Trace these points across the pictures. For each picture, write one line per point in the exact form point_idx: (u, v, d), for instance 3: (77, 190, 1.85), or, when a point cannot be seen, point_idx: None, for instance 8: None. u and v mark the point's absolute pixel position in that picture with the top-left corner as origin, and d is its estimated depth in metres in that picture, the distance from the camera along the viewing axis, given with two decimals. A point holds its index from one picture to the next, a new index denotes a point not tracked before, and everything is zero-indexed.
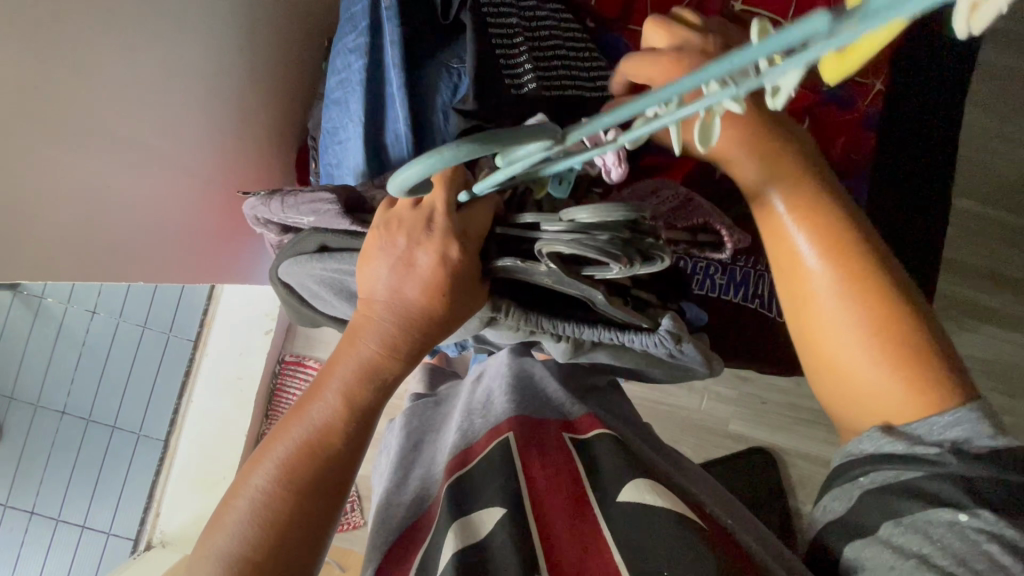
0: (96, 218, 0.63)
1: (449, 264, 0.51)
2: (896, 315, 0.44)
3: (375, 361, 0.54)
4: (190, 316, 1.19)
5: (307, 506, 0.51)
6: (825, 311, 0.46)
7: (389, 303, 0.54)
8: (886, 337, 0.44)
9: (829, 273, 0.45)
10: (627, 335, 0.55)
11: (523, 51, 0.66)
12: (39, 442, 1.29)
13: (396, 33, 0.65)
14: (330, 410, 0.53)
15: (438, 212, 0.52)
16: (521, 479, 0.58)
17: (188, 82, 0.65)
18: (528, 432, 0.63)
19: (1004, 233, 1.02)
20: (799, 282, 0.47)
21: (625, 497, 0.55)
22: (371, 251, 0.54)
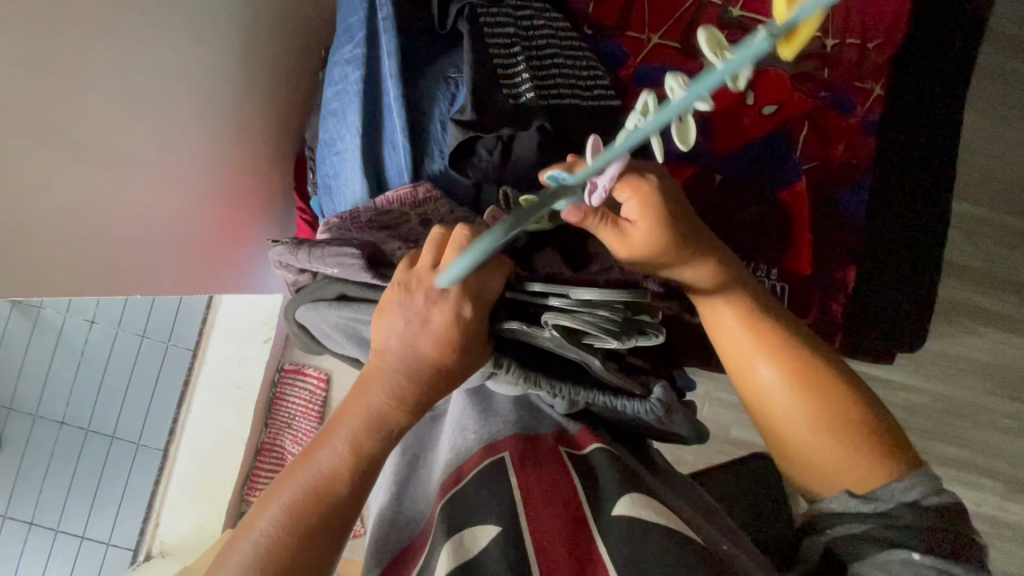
0: (93, 229, 0.62)
1: (462, 326, 0.45)
2: (840, 400, 0.52)
3: (385, 411, 0.46)
4: (189, 325, 1.20)
5: (309, 564, 0.43)
6: (777, 404, 0.53)
7: (401, 355, 0.46)
8: (830, 419, 0.51)
9: (772, 372, 0.53)
10: (620, 401, 0.52)
11: (520, 61, 0.65)
12: (37, 454, 1.28)
13: (393, 43, 0.64)
14: (337, 459, 0.46)
15: (459, 269, 0.45)
16: (513, 493, 0.49)
17: (185, 93, 0.66)
18: (524, 444, 0.53)
19: (965, 251, 1.12)
20: (750, 381, 0.55)
21: (620, 511, 0.47)
22: (385, 304, 0.47)
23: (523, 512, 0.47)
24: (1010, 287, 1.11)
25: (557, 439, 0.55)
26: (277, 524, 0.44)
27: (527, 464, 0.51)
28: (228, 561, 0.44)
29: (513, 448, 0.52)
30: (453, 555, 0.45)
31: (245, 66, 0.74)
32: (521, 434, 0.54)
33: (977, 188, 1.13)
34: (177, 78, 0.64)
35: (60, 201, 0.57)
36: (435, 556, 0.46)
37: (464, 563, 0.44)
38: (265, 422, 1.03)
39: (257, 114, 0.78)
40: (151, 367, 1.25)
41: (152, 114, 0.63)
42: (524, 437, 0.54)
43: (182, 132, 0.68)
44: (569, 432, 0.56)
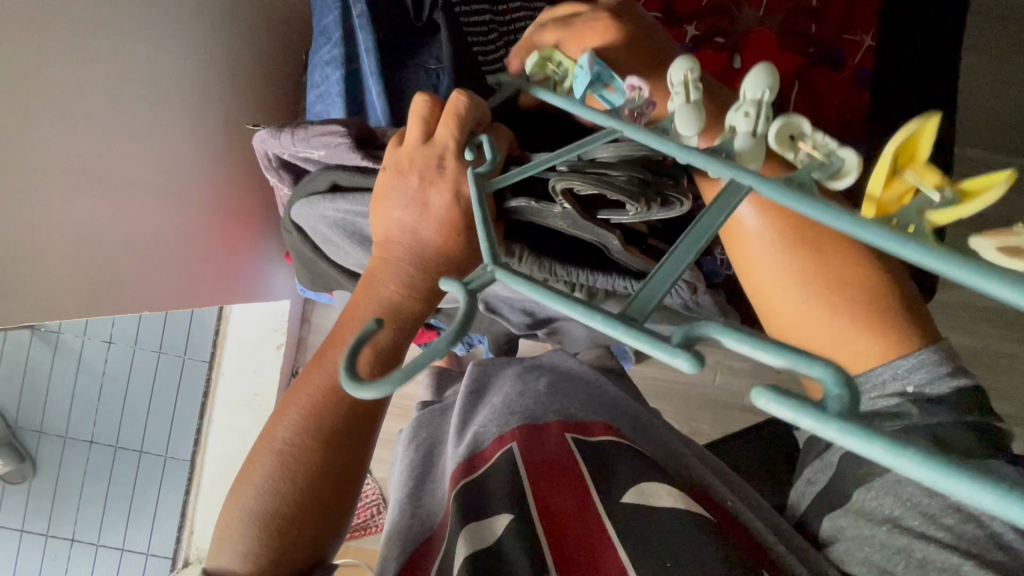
0: (90, 253, 0.63)
1: (462, 203, 0.44)
2: (843, 265, 0.45)
3: (398, 303, 0.45)
4: (203, 337, 1.22)
5: (337, 452, 0.44)
6: (774, 273, 0.46)
7: (405, 243, 0.45)
8: (837, 288, 0.45)
9: (768, 230, 0.46)
10: (642, 284, 0.51)
11: (500, 49, 0.67)
12: (69, 475, 1.31)
13: (370, 41, 0.64)
14: (353, 360, 0.46)
15: (452, 143, 0.43)
16: (523, 484, 0.50)
17: (169, 109, 0.67)
18: (532, 437, 0.53)
19: None
20: (743, 244, 0.47)
21: (630, 498, 0.47)
22: (381, 190, 0.45)
23: (534, 514, 0.48)
24: None
25: (563, 426, 0.54)
26: (295, 433, 0.44)
27: (533, 454, 0.52)
28: (252, 473, 0.44)
29: (519, 439, 0.53)
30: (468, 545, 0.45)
31: (228, 79, 0.74)
32: (527, 425, 0.55)
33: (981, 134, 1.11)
34: (161, 98, 0.65)
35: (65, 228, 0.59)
36: (453, 546, 0.47)
37: (478, 550, 0.45)
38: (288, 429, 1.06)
39: (246, 125, 0.79)
40: (170, 379, 1.27)
41: (142, 135, 0.64)
42: (529, 425, 0.55)
43: (172, 149, 0.69)
44: (573, 418, 0.56)
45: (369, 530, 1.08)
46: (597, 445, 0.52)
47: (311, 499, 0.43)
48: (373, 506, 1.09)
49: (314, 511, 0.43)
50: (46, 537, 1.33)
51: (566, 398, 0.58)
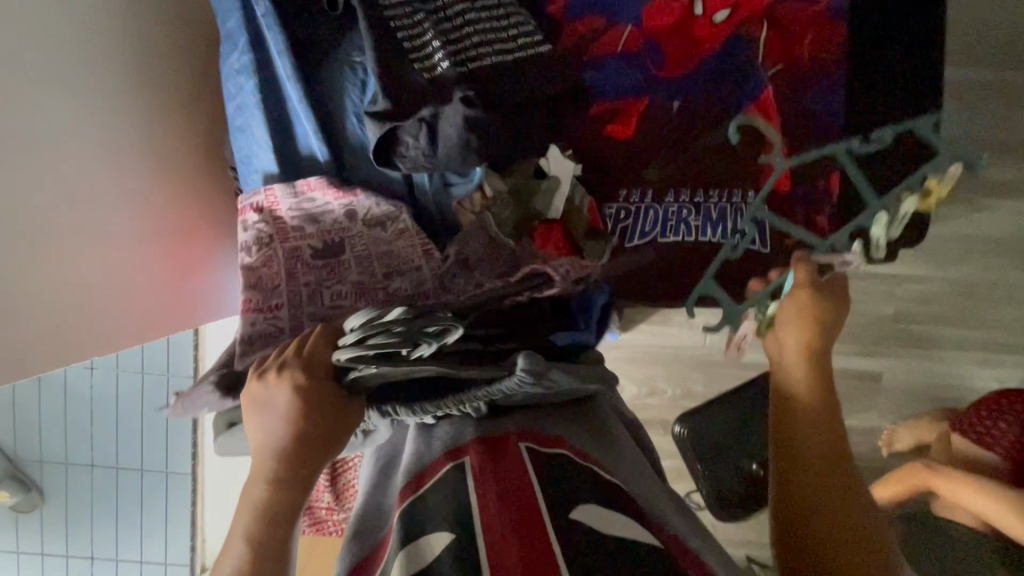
0: (34, 309, 0.57)
1: (305, 393, 0.47)
2: (857, 501, 0.50)
3: (270, 499, 0.44)
4: (184, 353, 1.15)
5: None
6: (814, 456, 0.52)
7: (265, 442, 0.47)
8: (852, 518, 0.49)
9: (818, 426, 0.53)
10: (495, 386, 0.50)
11: (426, 28, 0.63)
12: (76, 500, 1.30)
13: (281, 41, 0.59)
14: (238, 561, 0.41)
15: (289, 355, 0.49)
16: (468, 496, 0.42)
17: (80, 141, 0.62)
18: (488, 446, 0.49)
19: (965, 123, 1.07)
20: (796, 426, 0.53)
21: (580, 514, 0.40)
22: (245, 407, 0.48)
23: (478, 514, 0.39)
24: (1013, 151, 1.07)
25: (520, 436, 0.50)
26: None
27: (487, 469, 0.45)
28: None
29: (473, 451, 0.47)
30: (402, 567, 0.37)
31: (138, 92, 0.68)
32: (481, 437, 0.49)
33: (973, 51, 1.05)
34: (66, 131, 0.61)
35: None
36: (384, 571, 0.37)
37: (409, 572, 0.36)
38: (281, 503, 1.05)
39: (175, 138, 0.74)
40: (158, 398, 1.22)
41: (55, 179, 0.59)
42: (484, 440, 0.49)
43: (94, 184, 0.64)
44: (536, 429, 0.52)
45: None
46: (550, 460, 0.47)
47: None
48: None
49: None
50: (67, 558, 1.32)
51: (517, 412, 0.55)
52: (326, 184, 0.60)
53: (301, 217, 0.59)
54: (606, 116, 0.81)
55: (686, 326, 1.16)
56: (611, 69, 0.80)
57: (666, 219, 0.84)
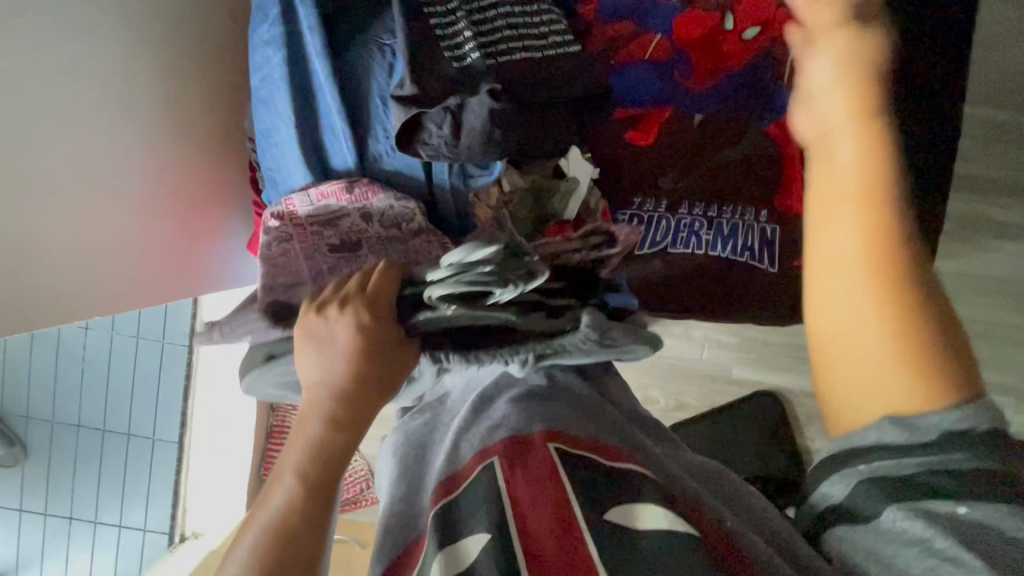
0: (28, 262, 0.58)
1: (364, 333, 0.49)
2: (899, 306, 0.39)
3: (322, 438, 0.47)
4: (180, 321, 1.16)
5: None
6: (846, 262, 0.41)
7: (322, 381, 0.49)
8: (895, 321, 0.39)
9: (857, 253, 0.40)
10: (557, 342, 0.52)
11: (459, 18, 0.63)
12: (61, 459, 1.30)
13: (313, 17, 0.58)
14: (289, 494, 0.45)
15: (353, 292, 0.51)
16: (501, 500, 0.45)
17: (98, 101, 0.62)
18: (516, 447, 0.49)
19: (974, 163, 1.08)
20: (825, 246, 0.42)
21: (612, 515, 0.45)
22: (298, 343, 0.50)
23: (513, 524, 0.44)
24: (1019, 194, 1.08)
25: (549, 437, 0.50)
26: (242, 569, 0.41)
27: (517, 471, 0.47)
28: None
29: (503, 452, 0.49)
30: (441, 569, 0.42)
31: (160, 55, 0.68)
32: (510, 437, 0.50)
33: (986, 93, 1.06)
34: (83, 89, 0.60)
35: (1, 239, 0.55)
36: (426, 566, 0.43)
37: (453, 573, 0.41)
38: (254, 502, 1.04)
39: (195, 106, 0.73)
40: (151, 363, 1.23)
41: (64, 134, 0.59)
42: (517, 440, 0.50)
43: (106, 143, 0.64)
44: (561, 427, 0.51)
45: (357, 504, 1.14)
46: (583, 458, 0.49)
47: None
48: (360, 484, 1.14)
49: None
50: (43, 516, 1.31)
51: (551, 403, 0.54)
52: (342, 188, 0.61)
53: (316, 218, 0.60)
54: (626, 124, 0.81)
55: (685, 339, 1.16)
56: (637, 75, 0.80)
57: (678, 231, 0.83)
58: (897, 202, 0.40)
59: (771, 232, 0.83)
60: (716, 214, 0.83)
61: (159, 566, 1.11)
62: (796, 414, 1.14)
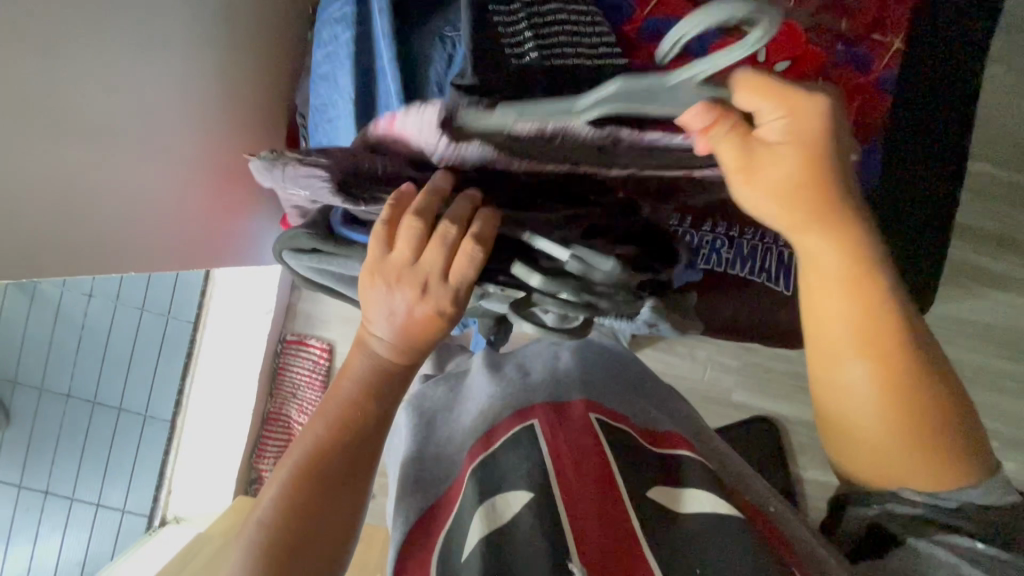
0: (72, 212, 0.58)
1: (443, 316, 0.50)
2: (919, 427, 0.52)
3: (384, 367, 0.52)
4: (188, 297, 1.16)
5: (329, 498, 0.48)
6: (862, 411, 0.53)
7: (392, 336, 0.51)
8: (909, 434, 0.52)
9: (868, 385, 0.52)
10: (600, 311, 0.55)
11: (520, 20, 0.65)
12: (44, 429, 1.27)
13: (384, 1, 0.60)
14: (348, 407, 0.51)
15: (437, 271, 0.49)
16: (544, 458, 0.52)
17: (165, 66, 0.63)
18: (556, 413, 0.57)
19: (974, 214, 1.14)
20: (842, 383, 0.53)
21: (654, 495, 0.52)
22: (370, 292, 0.50)
23: (556, 487, 0.50)
24: (1013, 247, 1.14)
25: (589, 406, 0.58)
26: (303, 467, 0.49)
27: (558, 437, 0.54)
28: (256, 514, 0.48)
29: (542, 416, 0.56)
30: (486, 522, 0.47)
31: (227, 24, 0.70)
32: (552, 403, 0.59)
33: (988, 150, 1.13)
34: (154, 51, 0.61)
35: (61, 189, 0.55)
36: (469, 520, 0.49)
37: (497, 527, 0.47)
38: (247, 485, 1.04)
39: (244, 78, 0.75)
40: (153, 338, 1.21)
41: (131, 94, 0.60)
42: (553, 405, 0.59)
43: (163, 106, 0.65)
44: (601, 402, 0.60)
45: None
46: (619, 429, 0.57)
47: (317, 522, 0.47)
48: None
49: (321, 527, 0.48)
50: (17, 489, 1.27)
51: (575, 375, 0.64)
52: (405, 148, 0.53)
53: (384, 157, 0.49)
54: None
55: (689, 359, 1.19)
56: None
57: (699, 246, 0.85)
58: (900, 339, 0.50)
59: (785, 254, 0.86)
60: (740, 234, 0.85)
61: (136, 550, 1.07)
62: (791, 441, 1.17)
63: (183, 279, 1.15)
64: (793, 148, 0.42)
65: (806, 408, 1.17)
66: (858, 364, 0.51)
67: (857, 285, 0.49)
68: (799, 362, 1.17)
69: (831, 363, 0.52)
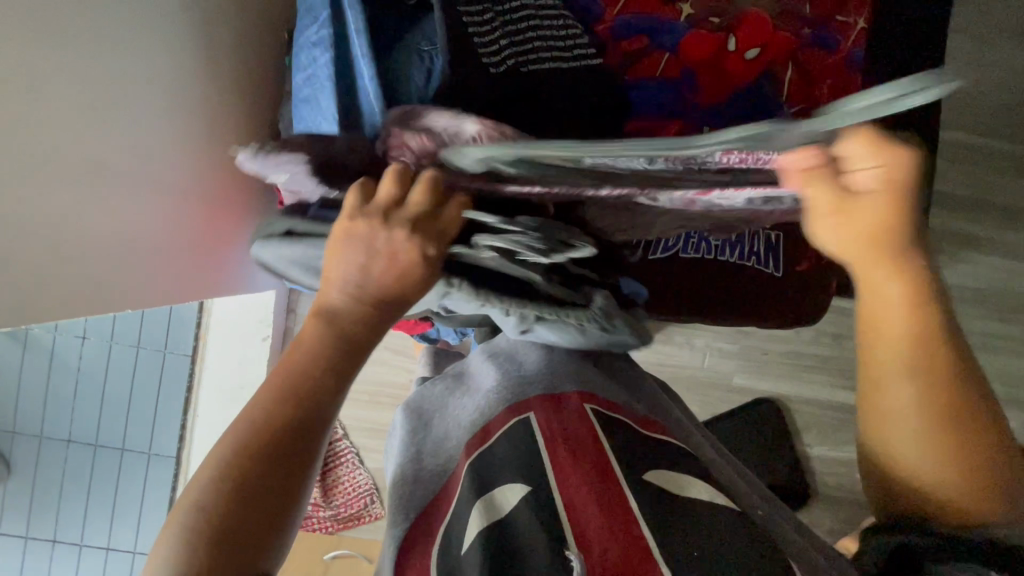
0: (63, 255, 0.58)
1: (420, 263, 0.51)
2: (969, 468, 0.53)
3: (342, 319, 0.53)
4: (183, 331, 1.15)
5: (268, 450, 0.49)
6: (915, 431, 0.55)
7: (360, 285, 0.52)
8: (962, 467, 0.54)
9: (925, 413, 0.54)
10: (565, 311, 0.57)
11: (497, 28, 0.67)
12: (46, 476, 1.25)
13: (361, 20, 0.60)
14: (306, 364, 0.52)
15: (423, 218, 0.50)
16: (540, 453, 0.50)
17: (145, 104, 0.63)
18: (549, 403, 0.56)
19: (952, 181, 1.17)
20: (898, 405, 0.55)
21: (653, 478, 0.49)
22: (341, 238, 0.51)
23: (551, 477, 0.48)
24: (993, 210, 1.17)
25: (583, 396, 0.57)
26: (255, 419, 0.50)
27: (555, 428, 0.53)
28: (208, 464, 0.49)
29: (539, 409, 0.56)
30: (484, 514, 0.46)
31: (205, 54, 0.70)
32: (546, 395, 0.57)
33: (959, 118, 1.16)
34: (134, 89, 0.61)
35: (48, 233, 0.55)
36: (467, 517, 0.47)
37: (495, 521, 0.46)
38: None
39: (227, 105, 0.76)
40: (150, 375, 1.20)
41: (113, 132, 0.60)
42: (550, 396, 0.57)
43: (145, 141, 0.64)
44: (592, 391, 0.58)
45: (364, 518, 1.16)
46: (616, 420, 0.55)
47: (255, 472, 0.48)
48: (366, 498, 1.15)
49: (258, 478, 0.48)
50: (25, 539, 1.25)
51: (570, 362, 0.62)
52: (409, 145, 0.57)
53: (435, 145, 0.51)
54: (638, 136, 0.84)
55: (688, 347, 1.20)
56: (648, 89, 0.84)
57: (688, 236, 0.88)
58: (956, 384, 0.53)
59: (773, 237, 0.88)
60: None
61: None
62: (794, 419, 1.18)
63: (177, 314, 1.14)
64: (879, 195, 0.42)
65: (807, 386, 1.19)
66: (913, 389, 0.54)
67: (919, 321, 0.51)
68: (796, 340, 1.18)
69: (897, 395, 0.55)
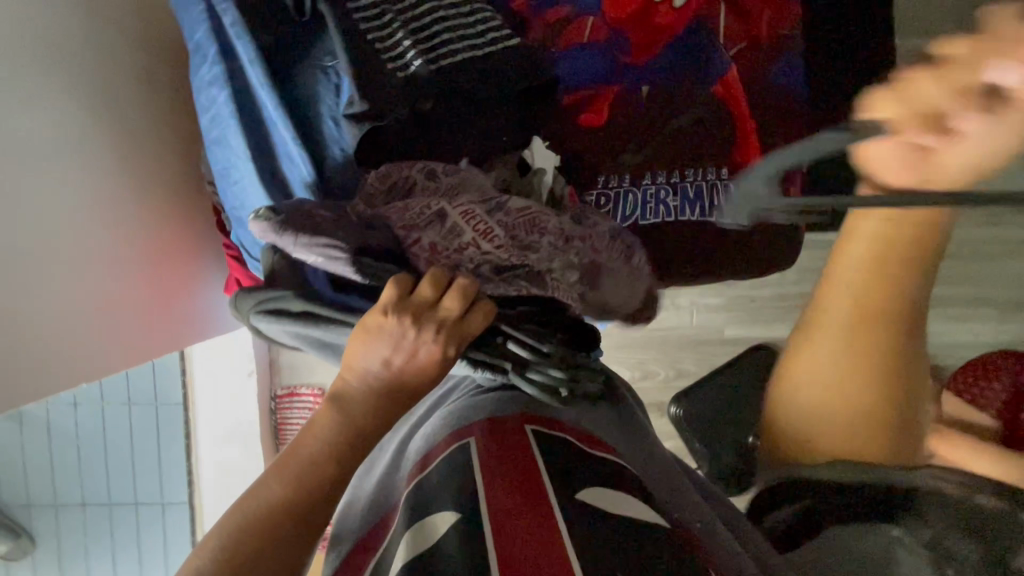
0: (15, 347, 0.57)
1: (442, 362, 0.51)
2: (853, 405, 0.51)
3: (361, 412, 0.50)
4: (170, 381, 1.16)
5: (272, 549, 0.44)
6: (842, 350, 0.51)
7: (381, 377, 0.50)
8: (879, 402, 0.51)
9: (849, 328, 0.50)
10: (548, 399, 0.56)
11: (396, 28, 0.63)
12: (72, 537, 1.30)
13: (251, 51, 0.59)
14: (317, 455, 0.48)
15: (450, 321, 0.50)
16: (471, 465, 0.46)
17: (57, 177, 0.61)
18: (492, 427, 0.51)
19: None
20: (830, 318, 0.51)
21: (585, 496, 0.44)
22: (367, 328, 0.49)
23: (481, 493, 0.43)
24: None
25: (524, 419, 0.53)
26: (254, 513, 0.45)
27: (491, 449, 0.48)
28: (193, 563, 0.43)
29: (478, 432, 0.51)
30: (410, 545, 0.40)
31: (111, 112, 0.68)
32: (488, 419, 0.52)
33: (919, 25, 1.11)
34: (39, 165, 0.60)
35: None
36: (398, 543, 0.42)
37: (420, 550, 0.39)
38: None
39: (150, 158, 0.74)
40: (147, 428, 1.22)
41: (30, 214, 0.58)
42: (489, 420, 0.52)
43: (69, 213, 0.63)
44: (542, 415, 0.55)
45: None
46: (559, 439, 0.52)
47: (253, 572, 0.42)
48: None
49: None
50: None
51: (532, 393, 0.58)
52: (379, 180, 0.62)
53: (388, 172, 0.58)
54: (577, 108, 0.81)
55: (673, 308, 1.19)
56: (578, 57, 0.80)
57: (646, 202, 0.81)
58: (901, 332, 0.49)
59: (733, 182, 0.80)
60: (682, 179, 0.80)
61: None
62: None
63: (160, 366, 1.15)
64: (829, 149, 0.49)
65: None
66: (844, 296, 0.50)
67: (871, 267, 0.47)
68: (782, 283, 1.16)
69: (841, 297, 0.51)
